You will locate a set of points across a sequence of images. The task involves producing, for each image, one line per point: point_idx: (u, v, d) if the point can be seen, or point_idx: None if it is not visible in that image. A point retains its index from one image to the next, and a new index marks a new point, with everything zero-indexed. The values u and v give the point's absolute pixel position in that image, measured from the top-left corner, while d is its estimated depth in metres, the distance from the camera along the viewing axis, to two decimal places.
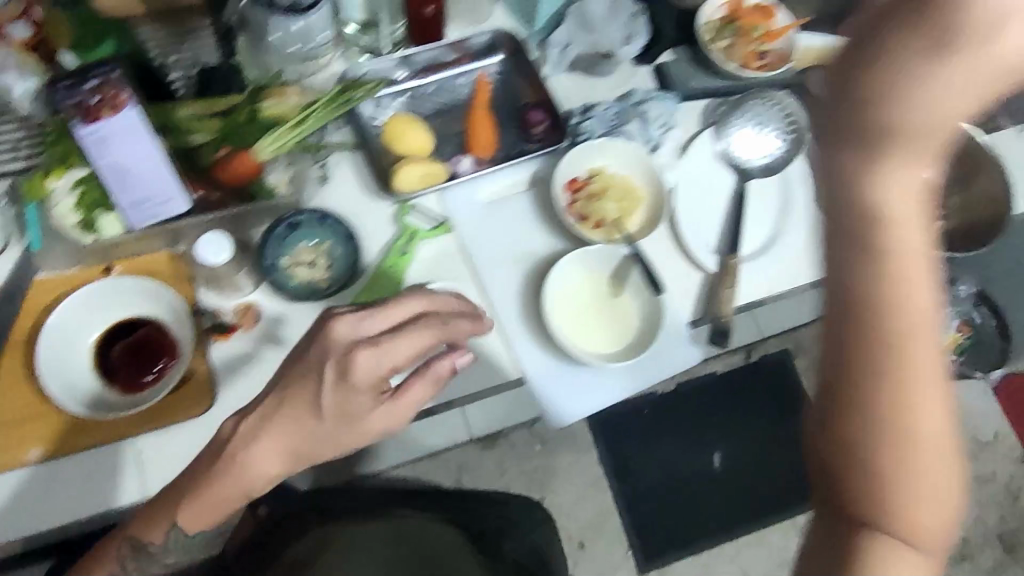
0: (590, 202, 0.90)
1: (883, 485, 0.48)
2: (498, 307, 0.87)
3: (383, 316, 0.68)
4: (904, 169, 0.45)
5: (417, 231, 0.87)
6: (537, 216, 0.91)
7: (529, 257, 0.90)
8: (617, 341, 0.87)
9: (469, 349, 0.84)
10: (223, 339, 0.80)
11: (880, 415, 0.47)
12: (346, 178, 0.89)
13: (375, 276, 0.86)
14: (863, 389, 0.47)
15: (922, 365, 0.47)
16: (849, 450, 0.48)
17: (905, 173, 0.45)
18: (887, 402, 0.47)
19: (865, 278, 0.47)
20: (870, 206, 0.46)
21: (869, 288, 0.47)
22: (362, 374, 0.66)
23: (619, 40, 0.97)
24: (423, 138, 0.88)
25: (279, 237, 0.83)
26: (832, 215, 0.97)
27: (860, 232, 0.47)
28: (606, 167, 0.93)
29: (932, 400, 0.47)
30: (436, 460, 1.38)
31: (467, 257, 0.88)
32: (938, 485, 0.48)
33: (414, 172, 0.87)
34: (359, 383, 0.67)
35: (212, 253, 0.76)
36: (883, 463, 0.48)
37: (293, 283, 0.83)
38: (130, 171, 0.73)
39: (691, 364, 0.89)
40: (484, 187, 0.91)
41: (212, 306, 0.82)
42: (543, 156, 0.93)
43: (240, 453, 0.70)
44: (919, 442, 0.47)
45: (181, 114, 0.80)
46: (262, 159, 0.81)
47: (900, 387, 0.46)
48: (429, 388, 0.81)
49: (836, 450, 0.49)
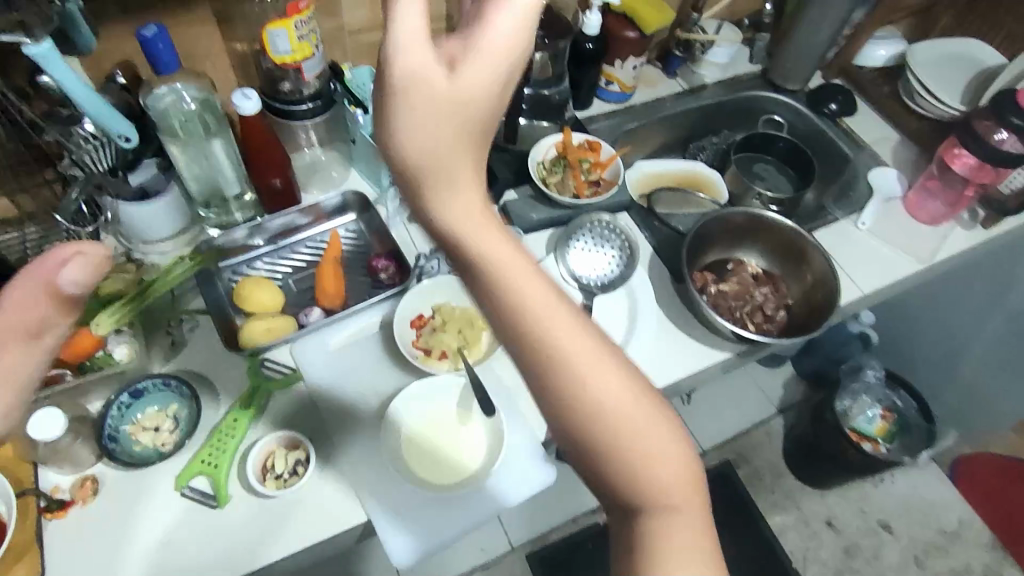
0: (433, 335, 0.94)
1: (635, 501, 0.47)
2: (345, 448, 0.86)
3: None
4: (466, 197, 0.47)
5: (264, 382, 0.89)
6: (387, 355, 0.95)
7: (379, 396, 0.91)
8: (469, 467, 0.87)
9: (311, 495, 0.83)
10: (57, 517, 0.78)
11: (592, 442, 0.46)
12: (198, 341, 0.93)
13: (215, 433, 0.84)
14: (565, 422, 0.47)
15: (579, 357, 0.47)
16: (593, 476, 0.48)
17: (452, 199, 0.47)
18: (588, 421, 0.47)
19: (500, 300, 0.48)
20: (409, 166, 0.46)
21: (509, 320, 0.47)
22: None
23: None
24: (271, 294, 0.94)
25: (120, 405, 0.84)
26: (679, 320, 1.04)
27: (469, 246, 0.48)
28: (450, 300, 0.99)
29: (613, 395, 0.47)
30: None
31: (315, 403, 0.90)
32: (671, 458, 0.47)
33: (258, 326, 0.90)
34: None
35: (40, 429, 0.75)
36: (625, 475, 0.47)
37: (135, 450, 0.83)
38: None
39: (549, 483, 0.88)
40: (334, 334, 0.95)
41: (52, 483, 0.81)
42: (393, 297, 0.98)
43: None
44: (634, 442, 0.47)
45: None
46: (99, 334, 0.81)
47: (589, 404, 0.46)
48: (267, 541, 0.79)
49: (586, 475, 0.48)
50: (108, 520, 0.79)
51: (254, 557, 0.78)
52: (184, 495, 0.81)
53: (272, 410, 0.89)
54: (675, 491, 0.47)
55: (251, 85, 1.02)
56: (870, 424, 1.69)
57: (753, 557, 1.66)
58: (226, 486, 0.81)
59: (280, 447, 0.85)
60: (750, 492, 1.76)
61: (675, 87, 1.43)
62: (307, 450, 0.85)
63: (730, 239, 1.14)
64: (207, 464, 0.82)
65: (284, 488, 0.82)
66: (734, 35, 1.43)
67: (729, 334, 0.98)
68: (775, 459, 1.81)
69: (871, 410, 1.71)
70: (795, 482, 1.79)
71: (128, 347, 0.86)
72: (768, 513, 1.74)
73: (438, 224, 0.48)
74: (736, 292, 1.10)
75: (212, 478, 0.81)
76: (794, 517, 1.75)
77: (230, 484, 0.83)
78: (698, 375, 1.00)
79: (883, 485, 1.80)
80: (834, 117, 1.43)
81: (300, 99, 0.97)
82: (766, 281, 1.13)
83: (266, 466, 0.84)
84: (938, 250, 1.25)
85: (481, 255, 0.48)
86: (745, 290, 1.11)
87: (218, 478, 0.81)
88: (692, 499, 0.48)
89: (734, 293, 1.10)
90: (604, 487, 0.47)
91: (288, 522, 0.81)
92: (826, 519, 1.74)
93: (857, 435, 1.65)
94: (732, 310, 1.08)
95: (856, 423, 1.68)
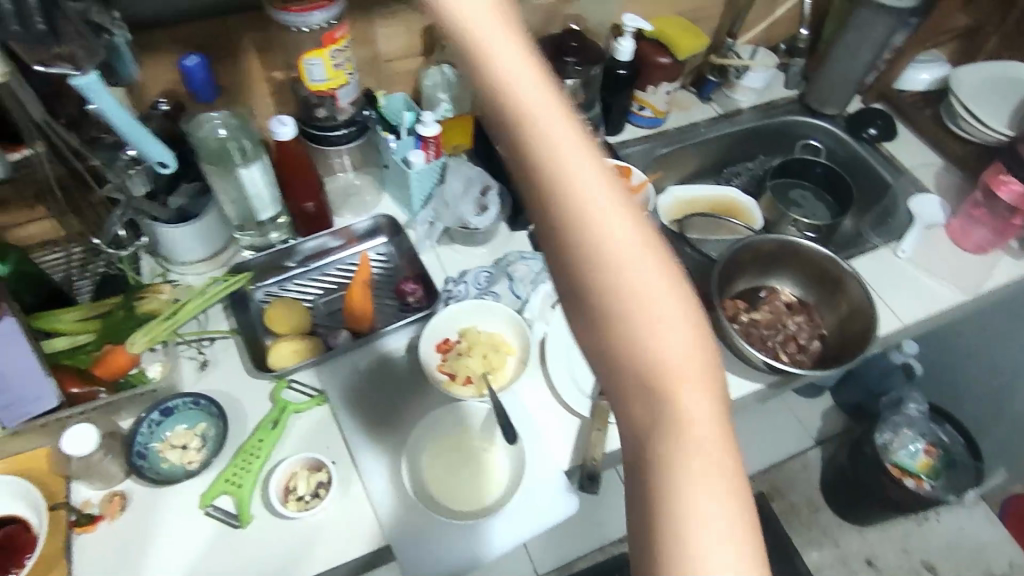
0: (457, 359, 0.93)
1: (611, 325, 0.43)
2: (367, 472, 0.86)
3: None
4: None
5: (290, 404, 0.89)
6: (412, 379, 0.95)
7: (403, 419, 0.91)
8: (490, 496, 0.86)
9: (332, 518, 0.83)
10: (85, 531, 0.80)
11: (574, 246, 0.43)
12: (227, 361, 0.94)
13: (241, 453, 0.86)
14: (548, 223, 0.44)
15: (552, 136, 0.45)
16: (575, 294, 0.44)
17: None
18: (572, 224, 0.43)
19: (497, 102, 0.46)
20: None
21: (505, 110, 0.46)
22: None
23: (473, 211, 1.06)
24: (300, 315, 0.96)
25: (149, 422, 0.86)
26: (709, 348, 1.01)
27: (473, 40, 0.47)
28: (475, 325, 1.00)
29: (642, 266, 0.43)
30: None
31: (338, 425, 0.90)
32: (660, 293, 0.43)
33: (285, 349, 0.92)
34: None
35: (74, 446, 0.77)
36: (602, 296, 0.43)
37: (162, 467, 0.85)
38: (3, 377, 0.78)
39: (571, 513, 0.85)
40: (360, 356, 0.95)
41: (82, 498, 0.83)
42: (419, 321, 0.99)
43: None
44: (620, 254, 0.43)
45: (62, 317, 0.87)
46: (135, 353, 0.86)
47: (573, 202, 0.44)
48: (291, 562, 0.80)
49: (573, 305, 0.44)
50: (136, 535, 0.81)
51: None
52: (208, 513, 0.82)
53: (296, 431, 0.89)
54: (697, 392, 0.42)
55: (286, 110, 1.04)
56: (913, 459, 1.61)
57: None
58: (248, 506, 0.82)
59: (303, 469, 0.85)
60: (785, 526, 1.71)
61: (708, 112, 1.42)
62: (329, 473, 0.84)
63: (762, 267, 1.12)
64: (231, 484, 0.83)
65: (305, 511, 0.82)
66: (769, 59, 1.41)
67: (760, 366, 0.95)
68: (813, 493, 1.75)
69: (915, 444, 1.64)
70: (832, 517, 1.72)
71: (161, 367, 0.90)
72: (804, 548, 1.68)
73: (445, 23, 0.48)
74: (767, 322, 1.08)
75: (235, 497, 0.82)
76: (831, 553, 1.68)
77: (253, 504, 0.84)
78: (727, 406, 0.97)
79: (927, 523, 1.73)
80: (872, 142, 1.39)
81: (333, 125, 0.98)
82: (800, 309, 1.10)
83: (288, 487, 0.84)
84: (984, 282, 1.20)
85: (485, 58, 0.47)
86: (776, 320, 1.08)
87: (241, 498, 0.82)
88: (689, 354, 0.42)
89: (764, 322, 1.08)
90: (622, 372, 0.43)
91: (310, 544, 0.81)
92: (866, 558, 1.67)
93: (899, 470, 1.58)
94: (765, 339, 1.05)
95: (898, 458, 1.61)
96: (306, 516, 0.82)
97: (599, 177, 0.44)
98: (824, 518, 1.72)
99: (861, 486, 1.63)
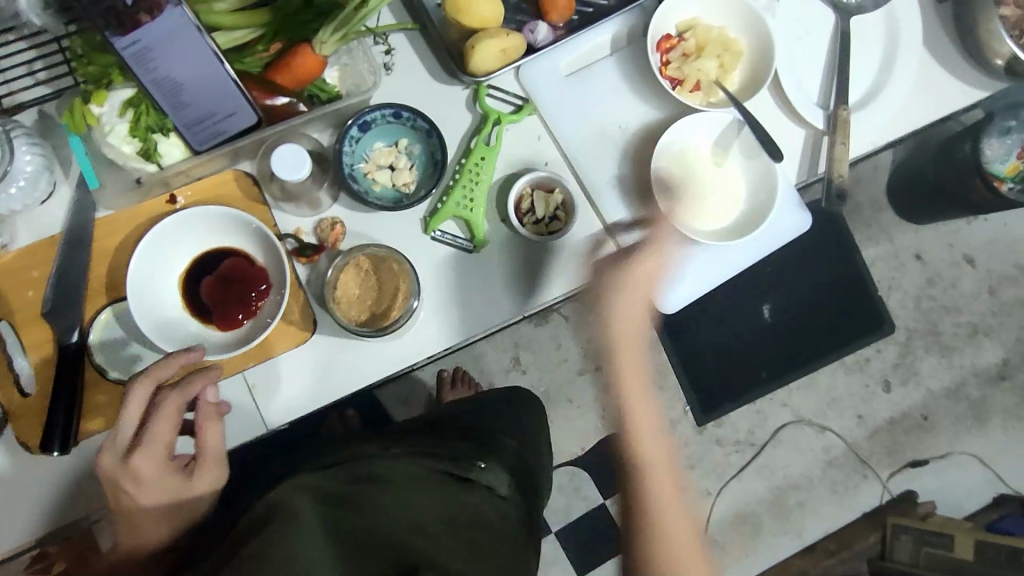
0: (685, 62, 0.80)
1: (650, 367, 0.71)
2: (597, 192, 0.79)
3: (208, 456, 0.64)
4: (529, 191, 0.76)
5: (502, 115, 0.76)
6: (627, 82, 0.80)
7: (622, 133, 0.80)
8: (730, 213, 0.80)
9: (576, 239, 0.77)
10: (312, 262, 0.73)
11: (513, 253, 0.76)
12: (411, 61, 0.77)
13: (458, 171, 0.75)
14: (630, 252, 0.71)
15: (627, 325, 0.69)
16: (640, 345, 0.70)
17: (486, 301, 0.75)
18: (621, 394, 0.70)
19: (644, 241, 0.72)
20: (480, 275, 0.75)
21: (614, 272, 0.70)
22: (163, 428, 0.61)
23: None
24: (491, 6, 0.72)
25: (349, 140, 0.74)
26: (944, 50, 0.85)
27: (528, 290, 0.76)
28: (698, 19, 0.81)
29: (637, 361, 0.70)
30: (491, 337, 1.37)
31: (560, 141, 0.79)
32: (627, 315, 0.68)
33: (492, 51, 0.73)
34: (157, 438, 0.61)
35: (291, 169, 0.67)
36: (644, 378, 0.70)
37: (375, 191, 0.75)
38: (185, 86, 0.62)
39: (802, 230, 0.82)
40: (563, 58, 0.79)
41: (293, 226, 0.74)
42: (628, 12, 0.80)
43: (132, 522, 0.63)
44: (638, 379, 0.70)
45: (215, 6, 0.68)
46: (324, 56, 0.69)
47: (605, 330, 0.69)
48: (539, 285, 0.76)
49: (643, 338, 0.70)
50: None
51: (526, 299, 0.76)
52: (436, 238, 0.75)
53: (510, 148, 0.78)
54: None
55: None
56: (999, 163, 1.25)
57: (840, 290, 1.43)
58: (482, 229, 0.75)
59: (536, 189, 0.76)
60: (849, 225, 1.46)
61: None
62: (565, 193, 0.77)
63: None
64: (460, 207, 0.74)
65: (549, 234, 0.76)
66: None
67: (1003, 69, 0.82)
68: (878, 194, 1.47)
69: (1009, 142, 1.26)
70: (893, 217, 1.47)
71: (342, 73, 0.75)
72: (864, 244, 1.46)
73: (544, 280, 0.76)
74: None
75: (466, 219, 0.75)
76: (887, 250, 1.48)
77: (485, 225, 0.76)
78: (950, 117, 0.86)
79: (981, 220, 1.49)
80: None
81: None
82: None
83: (524, 208, 0.75)
84: None
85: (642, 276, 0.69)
86: (1022, 17, 0.85)
87: (473, 220, 0.74)
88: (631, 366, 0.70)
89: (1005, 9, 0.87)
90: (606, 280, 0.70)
91: (555, 265, 0.76)
92: (917, 253, 1.48)
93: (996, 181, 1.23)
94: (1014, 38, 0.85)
95: (992, 166, 1.25)
96: (547, 239, 0.76)
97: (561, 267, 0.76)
98: (889, 218, 1.47)
99: (939, 187, 1.33)
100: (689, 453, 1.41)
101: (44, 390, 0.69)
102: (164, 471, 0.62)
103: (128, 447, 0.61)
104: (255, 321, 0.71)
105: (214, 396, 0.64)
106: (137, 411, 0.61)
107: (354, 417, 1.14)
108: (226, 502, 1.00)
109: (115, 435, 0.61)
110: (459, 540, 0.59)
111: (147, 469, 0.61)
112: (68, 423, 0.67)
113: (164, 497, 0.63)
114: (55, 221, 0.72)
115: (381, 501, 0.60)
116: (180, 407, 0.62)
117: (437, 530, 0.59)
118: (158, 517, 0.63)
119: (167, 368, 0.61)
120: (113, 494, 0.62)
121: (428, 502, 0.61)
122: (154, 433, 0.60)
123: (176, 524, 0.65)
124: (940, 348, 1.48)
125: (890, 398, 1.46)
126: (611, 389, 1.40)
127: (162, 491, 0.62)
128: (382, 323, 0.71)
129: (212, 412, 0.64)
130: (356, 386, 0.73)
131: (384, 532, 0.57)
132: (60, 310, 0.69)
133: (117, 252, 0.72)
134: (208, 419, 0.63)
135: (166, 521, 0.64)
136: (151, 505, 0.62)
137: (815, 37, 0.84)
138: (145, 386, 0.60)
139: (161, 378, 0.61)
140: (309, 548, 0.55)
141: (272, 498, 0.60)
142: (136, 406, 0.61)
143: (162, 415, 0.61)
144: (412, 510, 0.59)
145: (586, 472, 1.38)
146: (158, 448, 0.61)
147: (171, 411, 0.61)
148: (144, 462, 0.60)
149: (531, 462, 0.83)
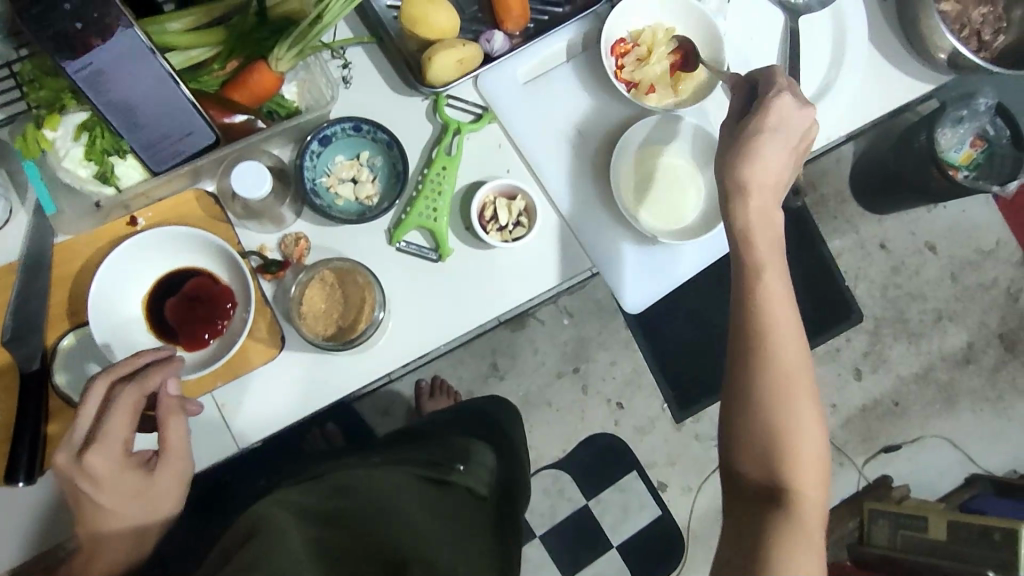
0: (640, 66, 0.81)
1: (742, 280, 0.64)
2: (558, 198, 0.80)
3: (169, 452, 0.63)
4: (490, 199, 0.77)
5: (461, 125, 0.77)
6: (585, 88, 0.82)
7: (581, 137, 0.81)
8: (690, 213, 0.82)
9: (540, 244, 0.78)
10: (277, 278, 0.73)
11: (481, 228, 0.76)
12: (369, 75, 0.77)
13: (420, 181, 0.76)
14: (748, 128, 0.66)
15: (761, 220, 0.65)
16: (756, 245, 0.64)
17: (454, 309, 0.76)
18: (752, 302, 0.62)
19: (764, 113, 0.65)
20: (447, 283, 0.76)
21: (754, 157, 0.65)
22: (120, 425, 0.60)
23: None
24: (447, 16, 0.73)
25: (310, 154, 0.74)
26: (890, 46, 0.88)
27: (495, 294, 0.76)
28: (652, 23, 0.83)
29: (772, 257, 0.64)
30: (469, 344, 1.38)
31: (521, 148, 0.80)
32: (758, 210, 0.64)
33: (449, 59, 0.73)
34: (115, 434, 0.60)
35: (250, 186, 0.67)
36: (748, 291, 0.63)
37: (338, 205, 0.75)
38: (139, 108, 0.62)
39: None
40: (520, 67, 0.81)
41: (257, 243, 0.74)
42: (582, 20, 0.81)
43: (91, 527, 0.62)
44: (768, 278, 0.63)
45: (170, 27, 0.68)
46: (281, 72, 0.70)
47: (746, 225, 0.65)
48: (505, 291, 0.77)
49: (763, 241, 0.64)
50: None
51: (494, 305, 0.76)
52: (401, 248, 0.75)
53: (471, 156, 0.78)
54: (813, 480, 0.58)
55: None
56: (954, 152, 1.28)
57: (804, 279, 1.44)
58: (446, 238, 0.76)
59: (498, 196, 0.77)
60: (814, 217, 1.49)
61: None
62: (528, 199, 0.78)
63: None
64: (423, 217, 0.75)
65: (513, 239, 0.76)
66: None
67: (946, 63, 0.84)
68: (841, 187, 1.50)
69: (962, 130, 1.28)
70: (857, 209, 1.51)
71: (301, 88, 0.76)
72: (830, 236, 1.50)
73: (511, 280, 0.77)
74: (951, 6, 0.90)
75: (430, 228, 0.75)
76: (853, 241, 1.51)
77: (449, 233, 0.76)
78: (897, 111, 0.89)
79: (941, 208, 1.53)
80: None
81: None
82: None
83: (487, 215, 0.76)
84: None
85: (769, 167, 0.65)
86: (962, 12, 0.88)
87: (436, 229, 0.75)
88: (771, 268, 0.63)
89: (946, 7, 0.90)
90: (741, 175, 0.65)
91: (520, 271, 0.77)
92: (881, 243, 1.52)
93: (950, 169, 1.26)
94: (957, 33, 0.88)
95: (945, 154, 1.27)
96: (511, 245, 0.76)
97: (527, 270, 0.77)
98: (852, 209, 1.51)
99: (900, 177, 1.35)
100: (669, 450, 1.42)
101: (9, 419, 0.68)
102: (123, 468, 0.61)
103: (83, 445, 0.60)
104: (221, 340, 0.71)
105: (177, 389, 0.62)
106: (93, 409, 0.60)
107: (334, 431, 1.14)
108: (205, 522, 0.99)
109: (72, 433, 0.60)
110: (445, 534, 0.58)
111: (103, 466, 0.59)
112: (33, 452, 0.66)
113: (122, 496, 0.61)
114: (14, 248, 0.71)
115: (365, 505, 0.58)
116: (136, 402, 0.60)
117: (425, 526, 0.57)
118: (119, 519, 0.62)
119: (129, 364, 0.61)
120: (74, 496, 0.61)
121: (411, 503, 0.60)
122: (109, 429, 0.59)
123: (140, 526, 0.64)
124: (908, 335, 1.51)
125: (861, 385, 1.49)
126: (589, 390, 1.41)
127: (121, 489, 0.61)
128: (348, 336, 0.71)
129: (174, 407, 0.62)
130: (327, 399, 0.73)
131: (370, 533, 0.55)
132: (21, 337, 0.68)
133: (78, 276, 0.71)
134: (168, 413, 0.62)
135: (130, 521, 0.63)
136: (111, 503, 0.61)
137: (767, 37, 0.86)
138: (104, 383, 0.60)
139: (121, 373, 0.61)
140: (294, 549, 0.51)
141: (248, 513, 0.57)
142: (93, 404, 0.60)
143: (119, 410, 0.60)
144: (398, 509, 0.58)
145: (568, 473, 1.39)
146: (115, 443, 0.60)
147: (127, 407, 0.60)
148: (101, 459, 0.59)
149: (507, 464, 0.81)
